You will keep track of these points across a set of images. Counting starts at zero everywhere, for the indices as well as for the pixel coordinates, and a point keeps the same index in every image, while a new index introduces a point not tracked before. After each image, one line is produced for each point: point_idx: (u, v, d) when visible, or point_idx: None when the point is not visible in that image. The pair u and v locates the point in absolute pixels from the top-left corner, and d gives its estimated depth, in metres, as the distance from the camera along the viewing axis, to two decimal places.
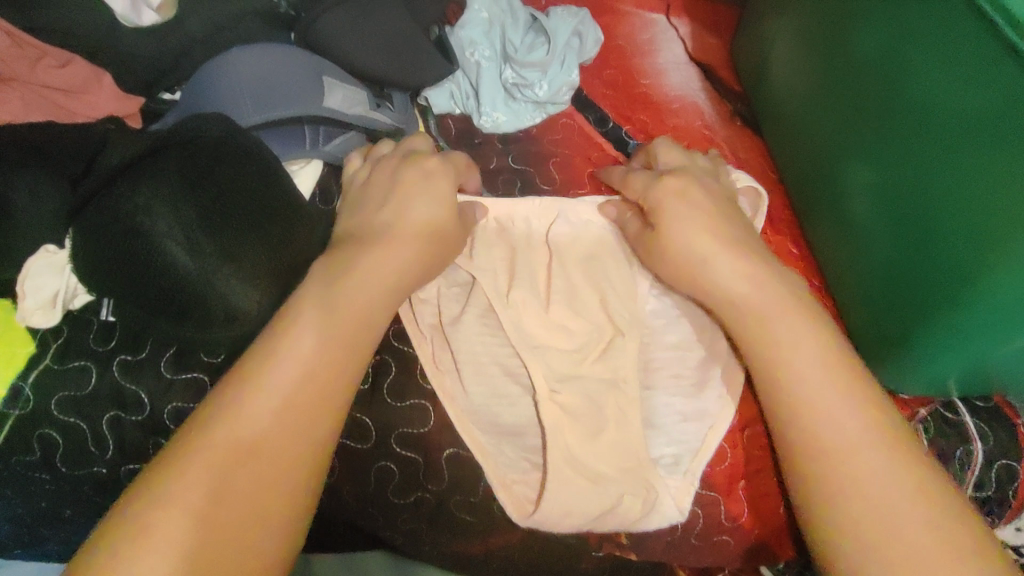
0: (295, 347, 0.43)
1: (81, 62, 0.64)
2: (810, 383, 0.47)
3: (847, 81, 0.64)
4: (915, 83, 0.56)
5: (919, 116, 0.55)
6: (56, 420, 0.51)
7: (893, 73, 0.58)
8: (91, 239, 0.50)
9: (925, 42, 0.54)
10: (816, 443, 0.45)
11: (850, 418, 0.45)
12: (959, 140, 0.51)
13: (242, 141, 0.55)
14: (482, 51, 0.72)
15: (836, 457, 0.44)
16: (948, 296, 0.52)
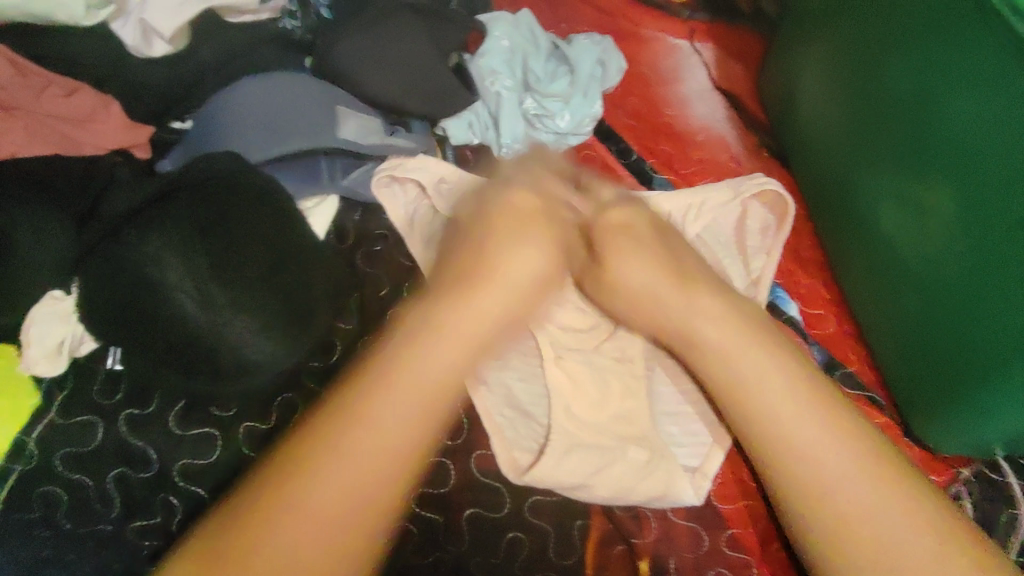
0: (414, 374, 0.42)
1: (90, 90, 0.60)
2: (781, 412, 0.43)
3: (876, 113, 0.62)
4: (959, 126, 0.53)
5: (964, 161, 0.52)
6: (59, 477, 0.49)
7: (927, 109, 0.56)
8: (99, 289, 0.48)
9: (972, 84, 0.51)
10: (790, 450, 0.42)
11: (814, 421, 0.42)
12: (1011, 189, 0.48)
13: (255, 181, 0.52)
14: (503, 81, 0.69)
15: (813, 465, 0.41)
16: (1002, 354, 0.49)
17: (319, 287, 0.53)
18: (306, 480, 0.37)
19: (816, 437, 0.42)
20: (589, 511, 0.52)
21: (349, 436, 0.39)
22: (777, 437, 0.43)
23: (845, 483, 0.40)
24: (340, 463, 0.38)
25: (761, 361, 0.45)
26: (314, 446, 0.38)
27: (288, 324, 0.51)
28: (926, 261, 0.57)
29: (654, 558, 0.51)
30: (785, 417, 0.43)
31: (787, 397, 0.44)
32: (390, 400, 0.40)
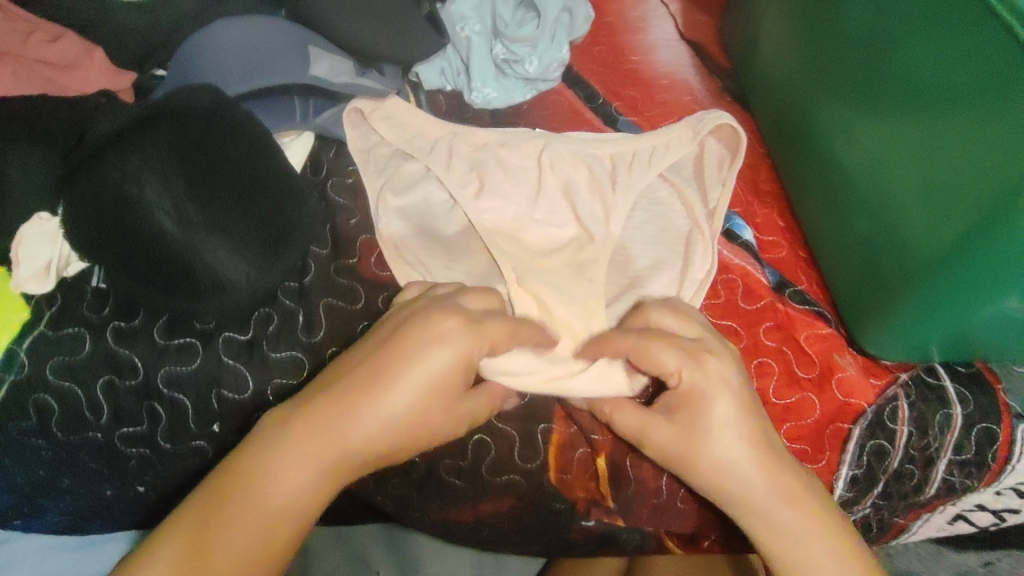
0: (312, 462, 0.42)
1: (73, 37, 0.65)
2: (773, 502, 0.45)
3: (839, 53, 0.64)
4: (899, 54, 0.56)
5: (905, 87, 0.55)
6: (51, 386, 0.52)
7: (886, 45, 0.57)
8: (82, 208, 0.51)
9: (911, 16, 0.54)
10: (772, 537, 0.45)
11: (807, 522, 0.45)
12: (948, 107, 0.50)
13: (229, 111, 0.55)
14: (471, 26, 0.73)
15: (798, 553, 0.45)
16: (939, 259, 0.52)
17: (293, 212, 0.56)
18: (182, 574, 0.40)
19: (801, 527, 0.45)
20: (551, 414, 0.55)
21: (241, 527, 0.41)
22: (759, 521, 0.45)
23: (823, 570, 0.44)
24: (234, 559, 0.41)
25: (754, 462, 0.45)
26: (195, 532, 0.41)
27: (262, 246, 0.53)
28: (880, 189, 0.59)
29: (612, 457, 0.54)
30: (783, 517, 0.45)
31: (771, 489, 0.45)
32: (278, 485, 0.41)
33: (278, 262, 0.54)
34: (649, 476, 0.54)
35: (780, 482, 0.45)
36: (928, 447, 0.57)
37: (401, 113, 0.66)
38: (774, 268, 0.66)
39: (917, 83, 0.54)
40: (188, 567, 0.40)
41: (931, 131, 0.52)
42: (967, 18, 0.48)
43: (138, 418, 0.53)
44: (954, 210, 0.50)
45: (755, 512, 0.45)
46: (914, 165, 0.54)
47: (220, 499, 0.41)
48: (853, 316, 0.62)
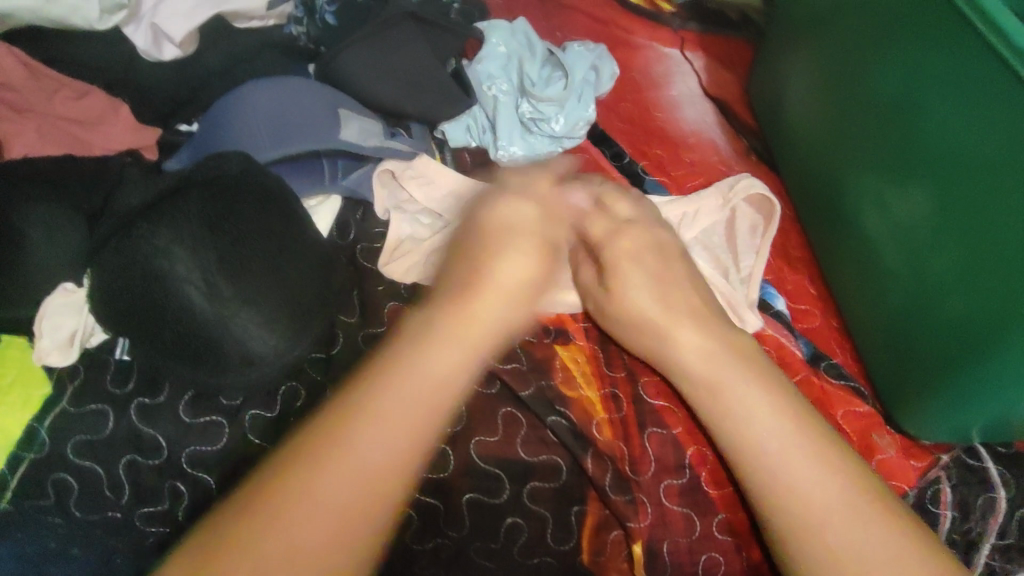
0: (415, 378, 0.43)
1: (98, 94, 0.62)
2: (741, 429, 0.47)
3: (864, 122, 0.64)
4: (938, 132, 0.56)
5: (945, 164, 0.55)
6: (71, 464, 0.50)
7: (919, 120, 0.58)
8: (111, 281, 0.50)
9: (950, 94, 0.55)
10: (790, 498, 0.44)
11: (833, 488, 0.44)
12: (992, 191, 0.51)
13: (261, 179, 0.55)
14: (499, 85, 0.72)
15: (791, 496, 0.44)
16: (981, 345, 0.52)
17: (321, 284, 0.54)
18: (385, 450, 0.40)
19: (821, 485, 0.44)
20: (585, 495, 0.53)
21: (406, 411, 0.41)
22: (771, 480, 0.45)
23: (841, 534, 0.43)
24: (338, 490, 0.38)
25: (763, 410, 0.48)
26: (385, 411, 0.41)
27: (292, 319, 0.52)
28: (909, 259, 0.59)
29: (647, 542, 0.52)
30: (749, 426, 0.47)
31: (789, 449, 0.46)
32: (434, 364, 0.43)
33: (305, 335, 0.53)
34: (686, 560, 0.53)
35: (799, 448, 0.45)
36: (970, 531, 0.56)
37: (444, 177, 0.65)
38: (809, 341, 0.65)
39: (959, 161, 0.54)
40: (376, 455, 0.39)
41: (964, 193, 0.53)
42: (1005, 98, 0.50)
43: (160, 498, 0.50)
44: (995, 267, 0.50)
45: (765, 468, 0.46)
46: (949, 227, 0.55)
47: (346, 412, 0.41)
48: (891, 394, 0.61)
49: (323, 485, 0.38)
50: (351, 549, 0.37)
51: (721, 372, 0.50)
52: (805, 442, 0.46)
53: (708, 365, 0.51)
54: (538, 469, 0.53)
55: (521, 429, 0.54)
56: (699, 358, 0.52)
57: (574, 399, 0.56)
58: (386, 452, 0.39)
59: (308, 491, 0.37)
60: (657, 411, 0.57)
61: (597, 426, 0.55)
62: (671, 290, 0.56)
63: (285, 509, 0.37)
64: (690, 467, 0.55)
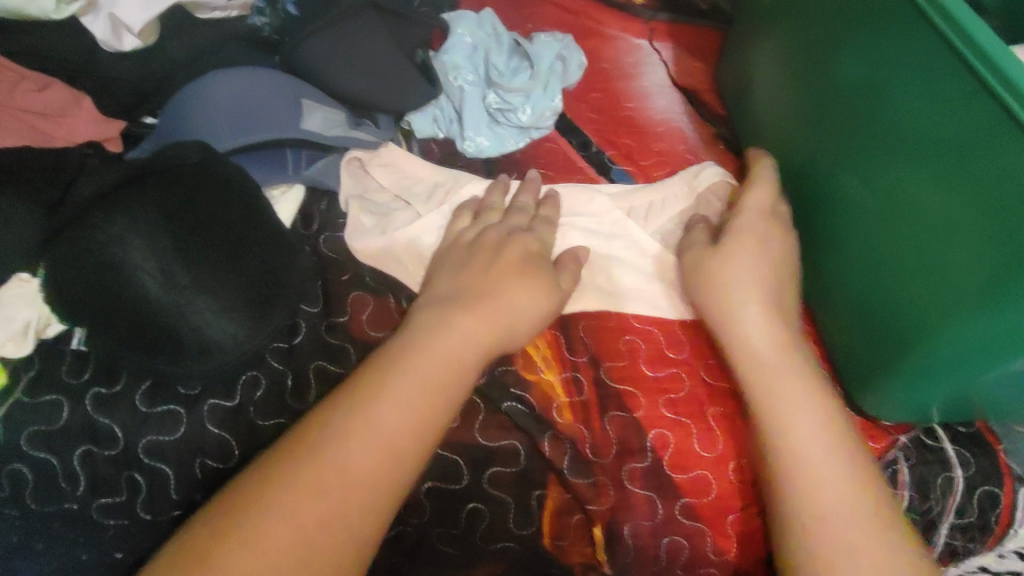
0: (416, 359, 0.45)
1: (60, 86, 0.62)
2: (804, 441, 0.47)
3: (832, 107, 0.64)
4: (896, 115, 0.56)
5: (903, 146, 0.56)
6: (26, 455, 0.49)
7: (877, 103, 0.59)
8: (66, 269, 0.49)
9: (908, 75, 0.55)
10: (815, 501, 0.45)
11: (842, 477, 0.45)
12: (947, 171, 0.51)
13: (220, 168, 0.55)
14: (465, 76, 0.72)
15: (826, 509, 0.44)
16: (938, 324, 0.52)
17: (284, 272, 0.54)
18: (397, 423, 0.41)
19: (848, 496, 0.45)
20: (545, 481, 0.53)
21: (427, 386, 0.43)
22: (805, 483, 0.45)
23: (857, 543, 0.43)
24: (360, 453, 0.40)
25: (814, 419, 0.48)
26: (405, 384, 0.43)
27: (250, 307, 0.52)
28: (881, 240, 0.58)
29: (608, 524, 0.53)
30: (808, 431, 0.47)
31: (825, 457, 0.46)
32: (453, 341, 0.46)
33: (265, 322, 0.52)
34: (648, 543, 0.53)
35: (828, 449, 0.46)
36: (930, 510, 0.57)
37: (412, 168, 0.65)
38: None
39: (917, 142, 0.54)
40: (384, 429, 0.41)
41: (931, 179, 0.53)
42: (961, 85, 0.50)
43: (117, 489, 0.50)
44: (959, 246, 0.50)
45: (798, 470, 0.46)
46: (918, 214, 0.54)
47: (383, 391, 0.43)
48: (853, 375, 0.61)
49: (350, 465, 0.40)
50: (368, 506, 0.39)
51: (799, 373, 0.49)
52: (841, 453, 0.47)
53: (769, 365, 0.51)
54: (498, 455, 0.53)
55: (479, 414, 0.54)
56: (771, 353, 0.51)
57: (533, 383, 0.56)
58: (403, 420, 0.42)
59: (319, 467, 0.39)
60: (616, 395, 0.57)
61: (557, 411, 0.55)
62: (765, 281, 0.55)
63: (312, 481, 0.38)
64: (652, 451, 0.55)
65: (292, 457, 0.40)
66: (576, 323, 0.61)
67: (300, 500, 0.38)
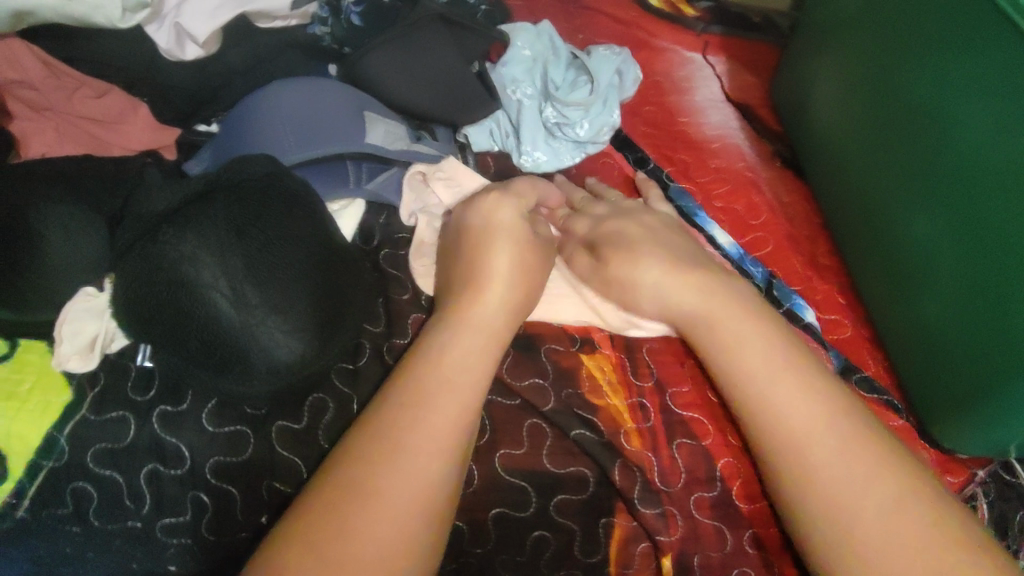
0: (443, 368, 0.46)
1: (118, 93, 0.61)
2: (799, 433, 0.46)
3: (900, 117, 0.63)
4: (973, 140, 0.55)
5: (983, 171, 0.54)
6: (91, 473, 0.49)
7: (950, 127, 0.57)
8: (135, 285, 0.49)
9: (985, 100, 0.54)
10: (832, 500, 0.43)
11: (860, 471, 0.43)
12: None
13: (287, 182, 0.54)
14: (524, 89, 0.70)
15: (851, 508, 0.42)
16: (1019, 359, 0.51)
17: (351, 293, 0.54)
18: (428, 429, 0.43)
19: (873, 490, 0.43)
20: (614, 508, 0.52)
21: (455, 397, 0.45)
22: (806, 475, 0.44)
23: (895, 547, 0.40)
24: (401, 464, 0.41)
25: (799, 403, 0.47)
26: (435, 395, 0.44)
27: (320, 326, 0.51)
28: (957, 261, 0.57)
29: (678, 556, 0.51)
30: (800, 426, 0.46)
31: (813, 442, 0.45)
32: (456, 348, 0.47)
33: (331, 344, 0.51)
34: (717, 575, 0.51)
35: (835, 446, 0.44)
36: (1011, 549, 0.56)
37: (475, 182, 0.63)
38: (840, 351, 0.64)
39: (996, 168, 0.53)
40: (413, 437, 0.42)
41: (1004, 198, 0.52)
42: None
43: (180, 508, 0.48)
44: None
45: (796, 464, 0.45)
46: (995, 231, 0.53)
47: (414, 396, 0.44)
48: (927, 407, 0.60)
49: (392, 476, 0.40)
50: (411, 521, 0.40)
51: (785, 356, 0.49)
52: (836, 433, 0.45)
53: (743, 354, 0.49)
54: (567, 482, 0.52)
55: (546, 439, 0.53)
56: (738, 345, 0.50)
57: (601, 407, 0.55)
58: (435, 424, 0.43)
59: (361, 487, 0.40)
60: (686, 421, 0.56)
61: (625, 436, 0.54)
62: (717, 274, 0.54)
63: (346, 509, 0.39)
64: (721, 480, 0.54)
65: (336, 479, 0.40)
66: (642, 345, 0.59)
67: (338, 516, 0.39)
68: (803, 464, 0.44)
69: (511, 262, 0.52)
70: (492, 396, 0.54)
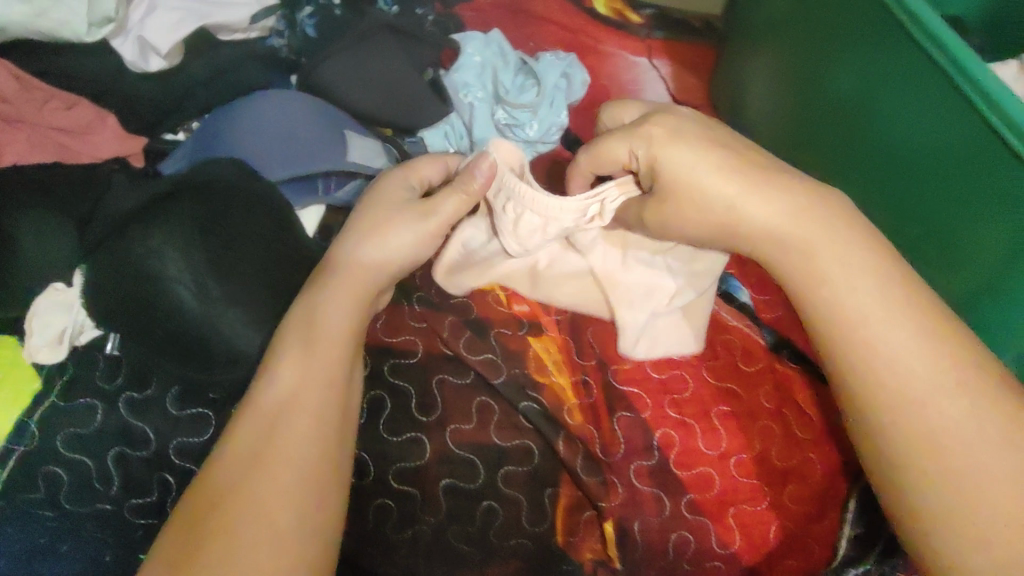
0: (312, 336, 0.47)
1: (87, 105, 0.65)
2: (903, 375, 0.42)
3: (847, 119, 0.65)
4: (905, 136, 0.59)
5: (920, 162, 0.58)
6: (61, 458, 0.52)
7: (879, 118, 0.62)
8: (104, 281, 0.52)
9: (913, 104, 0.58)
10: (937, 452, 0.41)
11: (971, 412, 0.41)
12: (972, 197, 0.54)
13: (251, 184, 0.57)
14: (475, 93, 0.74)
15: (969, 460, 0.40)
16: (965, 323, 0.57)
17: (307, 285, 0.57)
18: (300, 394, 0.45)
19: (993, 434, 0.40)
20: (557, 478, 0.55)
21: (320, 359, 0.46)
22: (951, 464, 0.40)
23: (1004, 494, 0.39)
24: (287, 435, 0.43)
25: (920, 354, 0.42)
26: (305, 360, 0.46)
27: (278, 317, 0.54)
28: (912, 238, 0.61)
29: (618, 521, 0.54)
30: (910, 368, 0.42)
31: (969, 419, 0.41)
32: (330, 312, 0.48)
33: None
34: (656, 537, 0.55)
35: (954, 393, 0.41)
36: None
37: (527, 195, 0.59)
38: (771, 328, 0.66)
39: (942, 159, 0.56)
40: (284, 404, 0.44)
41: (946, 195, 0.57)
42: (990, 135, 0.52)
43: (146, 489, 0.52)
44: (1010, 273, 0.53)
45: (889, 393, 0.42)
46: (943, 220, 0.58)
47: (285, 369, 0.46)
48: None
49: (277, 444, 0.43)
50: (299, 485, 0.42)
51: (890, 286, 0.44)
52: (962, 400, 0.41)
53: (839, 271, 0.45)
54: (512, 455, 0.55)
55: (494, 416, 0.56)
56: (872, 319, 0.43)
57: (544, 384, 0.58)
58: (307, 389, 0.45)
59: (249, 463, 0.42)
60: (625, 396, 0.59)
61: (567, 411, 0.57)
62: (784, 177, 0.48)
63: (240, 489, 0.41)
64: (658, 449, 0.57)
65: (232, 460, 0.42)
66: (585, 327, 0.63)
67: (231, 498, 0.40)
68: (904, 395, 0.42)
69: (382, 246, 0.52)
70: (443, 376, 0.57)
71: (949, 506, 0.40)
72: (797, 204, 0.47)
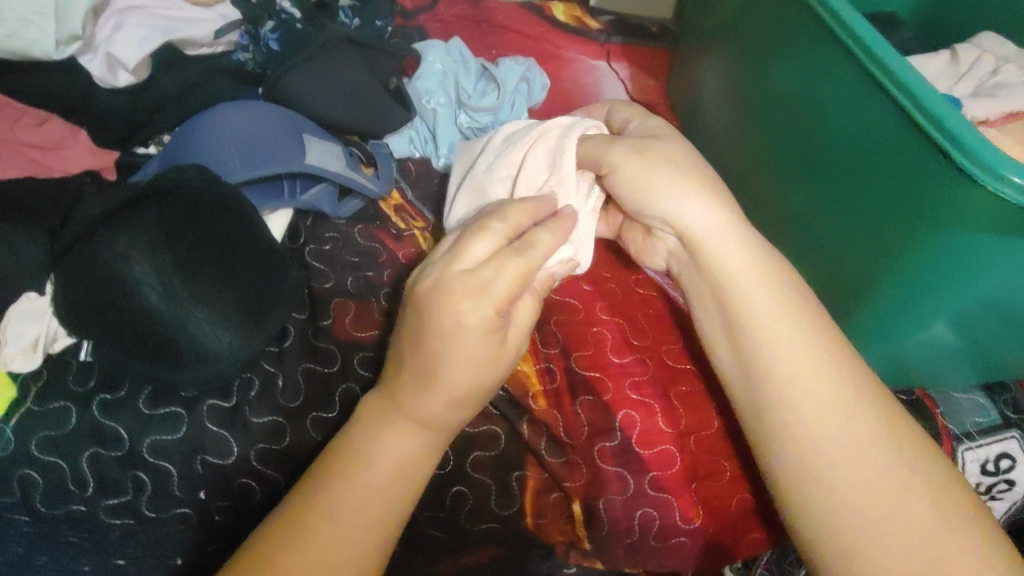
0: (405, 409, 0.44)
1: (59, 122, 0.66)
2: (807, 403, 0.44)
3: (792, 112, 0.68)
4: (842, 128, 0.62)
5: (857, 155, 0.60)
6: (36, 460, 0.53)
7: (817, 113, 0.64)
8: (72, 285, 0.54)
9: (845, 102, 0.61)
10: (837, 481, 0.42)
11: (868, 439, 0.42)
12: (901, 191, 0.56)
13: (219, 192, 0.59)
14: (437, 98, 0.79)
15: (865, 490, 0.41)
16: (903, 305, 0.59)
17: (273, 286, 0.58)
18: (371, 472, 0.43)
19: (886, 463, 0.42)
20: (524, 462, 0.57)
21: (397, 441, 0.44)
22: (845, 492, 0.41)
23: (900, 523, 0.40)
24: (347, 505, 0.42)
25: (823, 381, 0.44)
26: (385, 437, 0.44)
27: (244, 316, 0.56)
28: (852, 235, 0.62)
29: (585, 500, 0.57)
30: (813, 395, 0.44)
31: (863, 453, 0.42)
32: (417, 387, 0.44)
33: (258, 332, 0.56)
34: (621, 515, 0.57)
35: (853, 420, 0.43)
36: None
37: (565, 163, 0.54)
38: None
39: (877, 154, 0.58)
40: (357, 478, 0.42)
41: (877, 190, 0.59)
42: (903, 125, 0.55)
43: (122, 488, 0.53)
44: (920, 252, 0.55)
45: (796, 419, 0.43)
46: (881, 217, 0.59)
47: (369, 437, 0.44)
48: None
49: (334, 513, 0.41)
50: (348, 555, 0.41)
51: (798, 312, 0.46)
52: (858, 428, 0.43)
53: (756, 293, 0.47)
54: (479, 440, 0.57)
55: None
56: (781, 343, 0.45)
57: (509, 372, 0.60)
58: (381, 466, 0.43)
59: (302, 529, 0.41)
60: (588, 380, 0.61)
61: (531, 397, 0.59)
62: (709, 194, 0.50)
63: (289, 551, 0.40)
64: (620, 429, 0.59)
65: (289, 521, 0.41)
66: (549, 317, 0.65)
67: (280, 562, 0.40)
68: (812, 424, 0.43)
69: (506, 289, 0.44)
70: None
71: (854, 536, 0.40)
72: (726, 222, 0.50)
